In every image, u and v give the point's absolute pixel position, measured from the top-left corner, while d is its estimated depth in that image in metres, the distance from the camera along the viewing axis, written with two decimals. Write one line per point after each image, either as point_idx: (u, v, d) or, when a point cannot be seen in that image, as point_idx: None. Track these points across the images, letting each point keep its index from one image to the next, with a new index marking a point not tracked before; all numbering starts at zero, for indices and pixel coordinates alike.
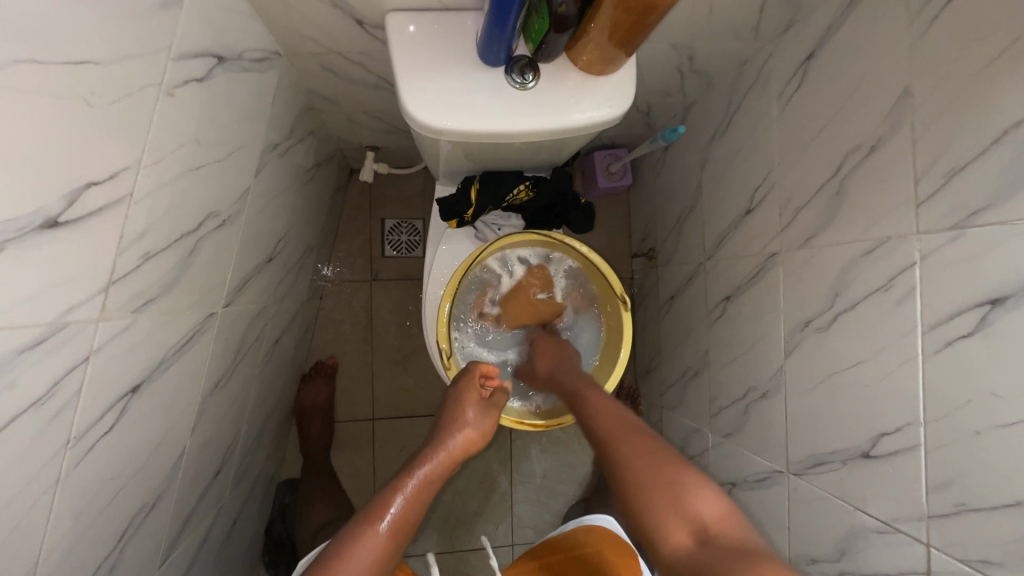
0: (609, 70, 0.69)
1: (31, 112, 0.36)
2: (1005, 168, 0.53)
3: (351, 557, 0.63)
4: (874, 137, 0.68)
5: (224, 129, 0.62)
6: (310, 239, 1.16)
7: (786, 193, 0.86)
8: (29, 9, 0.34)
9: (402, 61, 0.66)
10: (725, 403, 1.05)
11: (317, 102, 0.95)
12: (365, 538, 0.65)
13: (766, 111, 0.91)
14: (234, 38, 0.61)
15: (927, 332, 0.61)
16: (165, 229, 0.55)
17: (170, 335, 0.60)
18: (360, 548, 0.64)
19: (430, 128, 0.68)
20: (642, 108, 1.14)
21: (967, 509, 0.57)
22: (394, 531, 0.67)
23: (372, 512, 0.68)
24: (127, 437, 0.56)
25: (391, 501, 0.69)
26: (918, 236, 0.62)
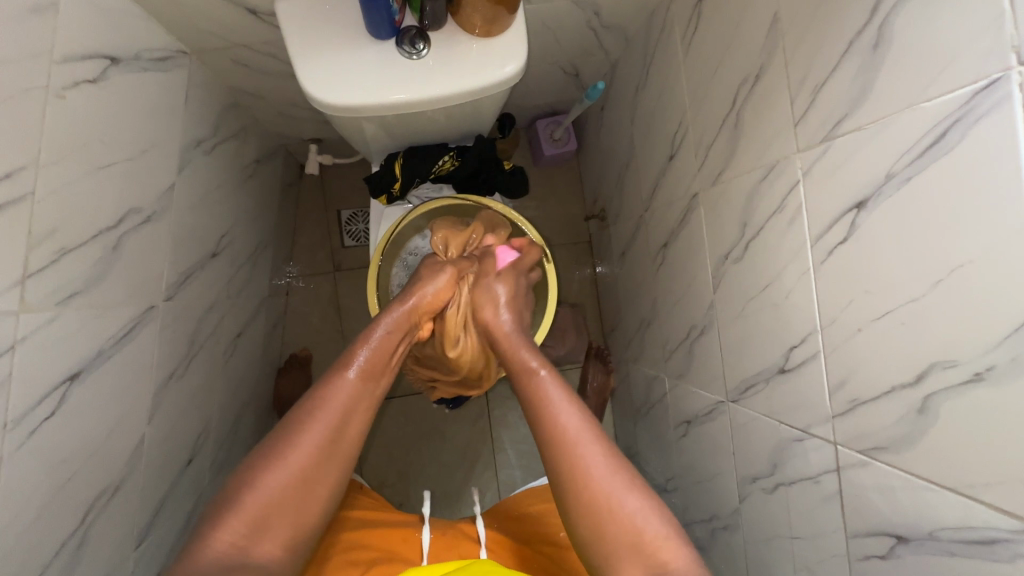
0: (496, 31, 0.72)
1: None
2: (853, 78, 0.56)
3: (326, 402, 0.68)
4: (757, 66, 0.71)
5: (131, 128, 0.66)
6: (262, 234, 1.20)
7: (697, 133, 0.89)
8: None
9: (295, 46, 0.69)
10: (674, 345, 1.10)
11: (243, 98, 0.98)
12: (339, 386, 0.70)
13: (672, 56, 0.93)
14: (125, 39, 0.64)
15: (814, 244, 0.65)
16: (81, 225, 0.59)
17: (105, 326, 0.65)
18: (335, 393, 0.69)
19: (333, 107, 0.71)
20: (568, 69, 1.17)
21: (858, 403, 0.61)
22: (368, 374, 0.72)
23: (345, 361, 0.72)
24: (72, 424, 0.61)
25: (358, 351, 0.73)
26: (798, 154, 0.66)
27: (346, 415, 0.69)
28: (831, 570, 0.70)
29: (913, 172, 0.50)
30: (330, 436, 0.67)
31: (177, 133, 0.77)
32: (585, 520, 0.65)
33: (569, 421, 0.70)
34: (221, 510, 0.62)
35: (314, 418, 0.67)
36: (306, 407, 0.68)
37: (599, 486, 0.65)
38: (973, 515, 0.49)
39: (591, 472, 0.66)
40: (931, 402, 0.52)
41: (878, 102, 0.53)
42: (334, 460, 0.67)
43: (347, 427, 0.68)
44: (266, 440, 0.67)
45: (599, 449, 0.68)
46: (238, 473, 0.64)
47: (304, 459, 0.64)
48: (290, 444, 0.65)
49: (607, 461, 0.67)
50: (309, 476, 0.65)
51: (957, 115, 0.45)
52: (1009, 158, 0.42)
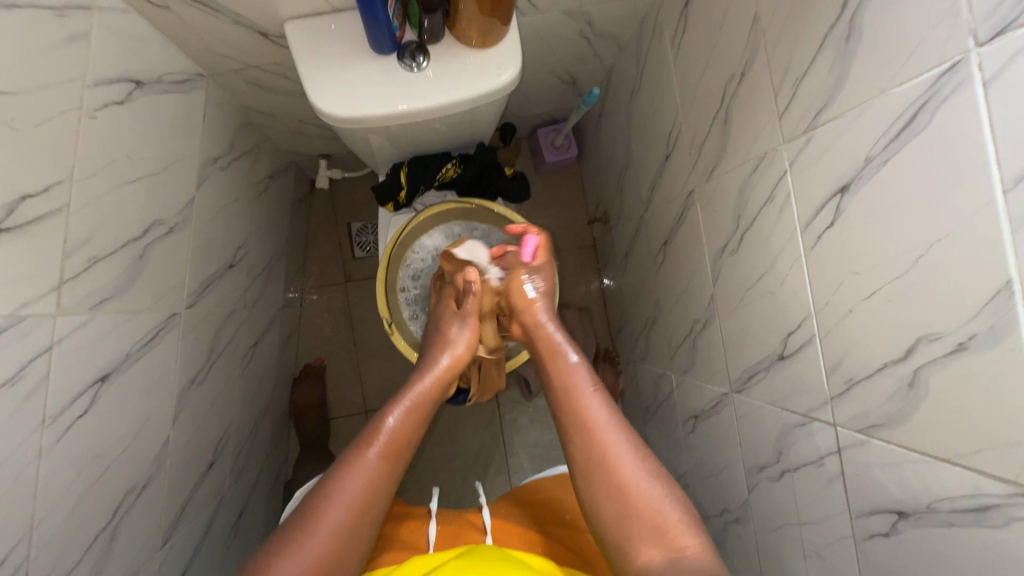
0: (491, 42, 0.76)
1: None
2: (829, 69, 0.59)
3: (346, 485, 0.67)
4: (742, 64, 0.74)
5: (154, 146, 0.71)
6: (275, 247, 1.25)
7: (690, 132, 0.92)
8: None
9: (303, 63, 0.74)
10: (678, 341, 1.11)
11: (255, 117, 1.04)
12: (360, 465, 0.69)
13: (663, 60, 0.97)
14: (148, 63, 0.70)
15: (804, 230, 0.67)
16: (110, 235, 0.63)
17: (132, 330, 0.69)
18: (355, 472, 0.68)
19: (340, 118, 0.75)
20: (564, 77, 1.21)
21: (854, 382, 0.63)
22: (389, 451, 0.71)
23: (366, 437, 0.72)
24: (104, 423, 0.65)
25: (379, 427, 0.73)
26: (785, 145, 0.68)
27: (365, 498, 0.67)
28: (839, 552, 0.70)
29: (890, 154, 0.53)
30: (351, 521, 0.65)
31: (196, 150, 0.82)
32: (602, 501, 0.68)
33: (596, 408, 0.74)
34: None
35: (334, 498, 0.66)
36: (325, 487, 0.67)
37: (623, 466, 0.69)
38: (968, 483, 0.50)
39: (614, 457, 0.69)
40: (920, 376, 0.53)
41: (854, 90, 0.56)
42: (353, 548, 0.65)
43: (366, 514, 0.67)
44: (280, 527, 0.65)
45: (620, 433, 0.72)
46: (254, 557, 0.63)
47: (326, 544, 0.63)
48: (308, 529, 0.63)
49: (631, 445, 0.71)
50: (329, 567, 0.63)
51: (926, 97, 0.48)
52: (975, 135, 0.44)
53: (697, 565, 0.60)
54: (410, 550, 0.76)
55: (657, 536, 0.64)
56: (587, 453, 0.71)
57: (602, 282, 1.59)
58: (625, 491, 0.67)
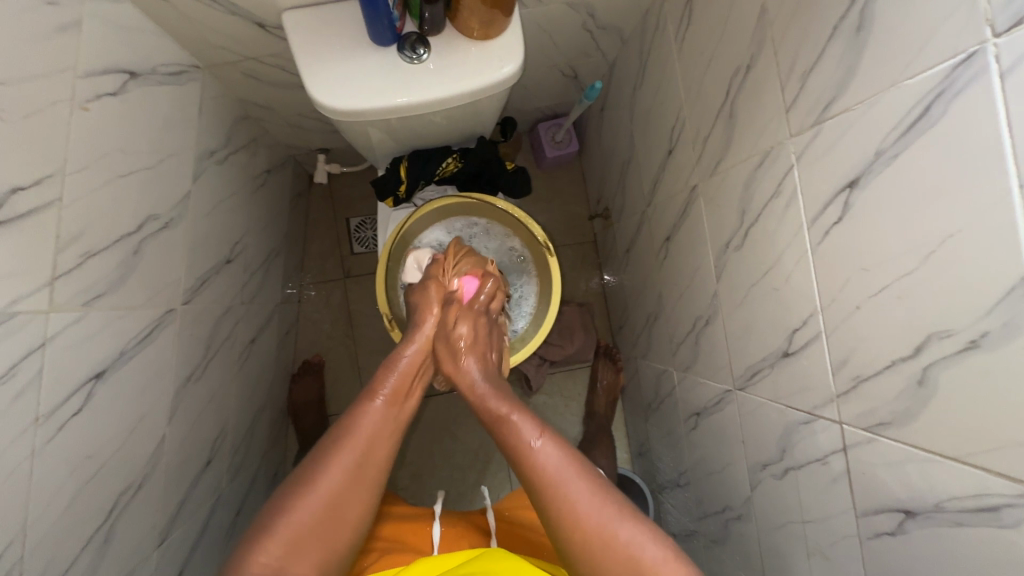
0: (493, 34, 0.75)
1: None
2: (839, 61, 0.58)
3: (357, 427, 0.70)
4: (748, 57, 0.73)
5: (148, 138, 0.69)
6: (273, 242, 1.23)
7: (694, 127, 0.91)
8: None
9: (301, 55, 0.72)
10: (680, 338, 1.10)
11: (253, 110, 1.02)
12: (370, 410, 0.72)
13: (667, 53, 0.95)
14: (143, 54, 0.68)
15: (811, 226, 0.66)
16: (104, 230, 0.62)
17: (127, 327, 0.67)
18: (365, 418, 0.71)
19: (339, 111, 0.74)
20: (566, 71, 1.20)
21: (861, 380, 0.62)
22: (395, 396, 0.75)
23: (375, 385, 0.75)
24: (98, 420, 0.63)
25: (385, 377, 0.76)
26: (792, 139, 0.67)
27: (375, 437, 0.70)
28: (844, 551, 0.70)
29: (901, 148, 0.52)
30: (361, 459, 0.68)
31: (192, 144, 0.81)
32: (573, 550, 0.65)
33: (548, 458, 0.69)
34: (256, 537, 0.61)
35: (346, 440, 0.68)
36: (337, 432, 0.70)
37: (592, 525, 0.64)
38: (977, 482, 0.50)
39: (578, 516, 0.65)
40: (929, 374, 0.53)
41: (865, 82, 0.55)
42: (365, 485, 0.67)
43: (376, 450, 0.70)
44: (285, 479, 0.66)
45: (581, 490, 0.67)
46: (260, 514, 0.63)
47: (338, 483, 0.65)
48: (320, 464, 0.66)
49: (592, 497, 0.66)
50: (339, 501, 0.65)
51: (938, 90, 0.47)
52: (989, 129, 0.43)
53: None
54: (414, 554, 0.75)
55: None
56: (546, 506, 0.67)
57: (603, 278, 1.57)
58: (594, 547, 0.64)
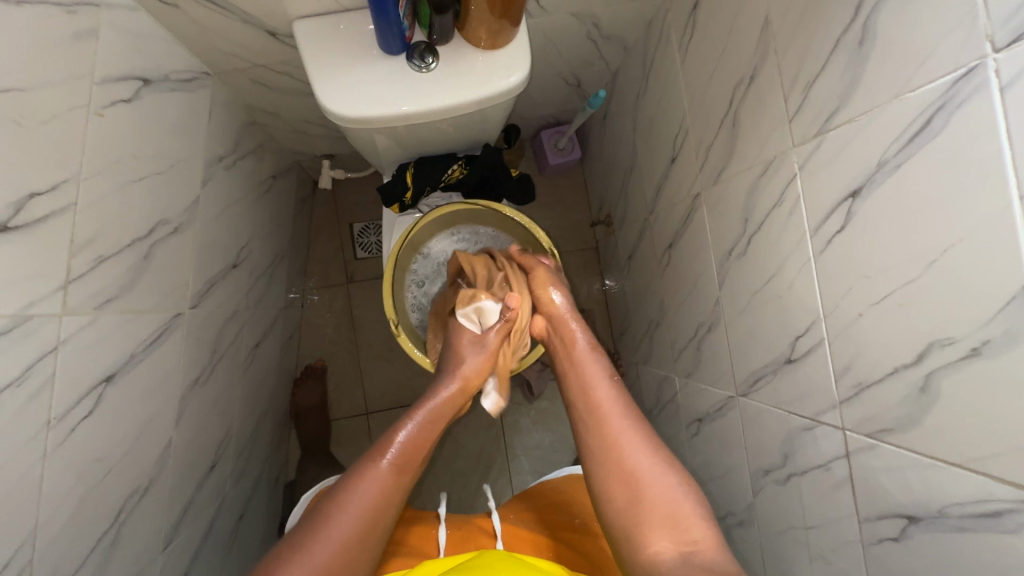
0: (500, 44, 0.76)
1: None
2: (842, 73, 0.59)
3: (357, 494, 0.67)
4: (751, 67, 0.74)
5: (160, 144, 0.70)
6: (278, 247, 1.24)
7: (697, 135, 0.92)
8: None
9: (311, 63, 0.73)
10: (682, 344, 1.11)
11: (260, 116, 1.03)
12: (375, 472, 0.70)
13: (670, 62, 0.97)
14: (156, 62, 0.69)
15: (813, 234, 0.67)
16: (116, 234, 0.63)
17: (136, 330, 0.68)
18: (368, 482, 0.69)
19: (349, 118, 0.75)
20: (570, 79, 1.21)
21: (864, 387, 0.63)
22: (401, 463, 0.72)
23: (381, 446, 0.73)
24: (107, 423, 0.64)
25: (394, 437, 0.74)
26: (795, 149, 0.68)
27: (376, 508, 0.67)
28: (846, 557, 0.70)
29: (903, 159, 0.53)
30: (360, 531, 0.65)
31: (201, 149, 0.82)
32: (612, 490, 0.68)
33: (606, 394, 0.77)
34: None
35: (345, 508, 0.65)
36: (334, 499, 0.67)
37: (631, 454, 0.70)
38: (979, 488, 0.50)
39: (625, 444, 0.71)
40: (931, 381, 0.53)
41: (867, 94, 0.56)
42: (360, 556, 0.64)
43: (377, 519, 0.67)
44: (280, 542, 0.64)
45: (635, 425, 0.73)
46: (259, 566, 0.61)
47: (334, 552, 0.62)
48: (315, 537, 0.62)
49: (642, 435, 0.72)
50: (336, 571, 0.61)
51: (939, 104, 0.48)
52: (988, 142, 0.44)
53: (710, 560, 0.58)
54: (420, 559, 0.75)
55: (671, 524, 0.63)
56: (597, 440, 0.73)
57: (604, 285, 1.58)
58: (638, 480, 0.67)
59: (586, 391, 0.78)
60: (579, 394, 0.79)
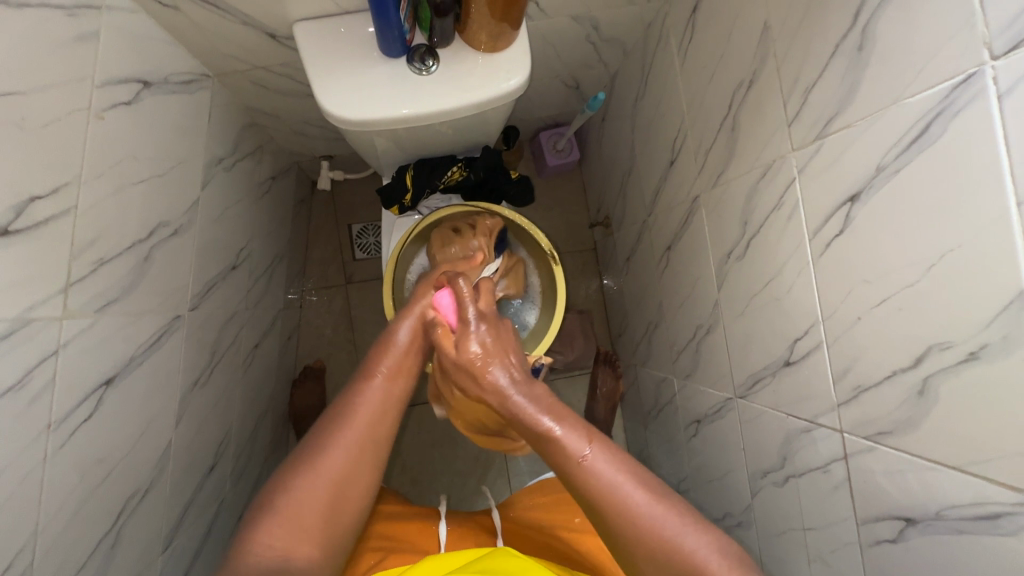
0: (500, 46, 0.76)
1: None
2: (841, 78, 0.59)
3: (354, 406, 0.68)
4: (751, 71, 0.75)
5: (160, 146, 0.70)
6: (276, 248, 1.24)
7: (696, 138, 0.93)
8: None
9: (311, 65, 0.73)
10: (681, 345, 1.11)
11: (259, 118, 1.03)
12: (370, 389, 0.70)
13: (669, 65, 0.97)
14: (157, 64, 0.69)
15: (812, 238, 0.67)
16: (116, 237, 0.63)
17: (136, 333, 0.68)
18: (365, 397, 0.69)
19: (350, 121, 0.75)
20: (569, 81, 1.22)
21: (862, 390, 0.63)
22: (394, 372, 0.72)
23: (373, 364, 0.73)
24: (108, 427, 0.64)
25: (383, 358, 0.73)
26: (794, 153, 0.69)
27: (376, 416, 0.68)
28: (845, 558, 0.71)
29: (902, 164, 0.53)
30: (361, 438, 0.66)
31: (201, 151, 0.81)
32: (643, 560, 0.61)
33: (604, 471, 0.62)
34: (259, 511, 0.62)
35: (344, 421, 0.66)
36: (332, 412, 0.68)
37: (660, 535, 0.60)
38: (977, 490, 0.51)
39: (640, 522, 0.60)
40: (930, 384, 0.54)
41: (866, 99, 0.56)
42: (368, 460, 0.66)
43: (379, 424, 0.68)
44: (292, 453, 0.67)
45: (642, 492, 0.62)
46: (272, 479, 0.65)
47: (342, 461, 0.64)
48: (319, 448, 0.65)
49: (647, 496, 0.62)
50: (345, 478, 0.64)
51: (938, 109, 0.48)
52: (987, 147, 0.45)
53: None
54: (420, 554, 0.75)
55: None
56: (602, 515, 0.62)
57: (603, 283, 1.58)
58: (671, 562, 0.60)
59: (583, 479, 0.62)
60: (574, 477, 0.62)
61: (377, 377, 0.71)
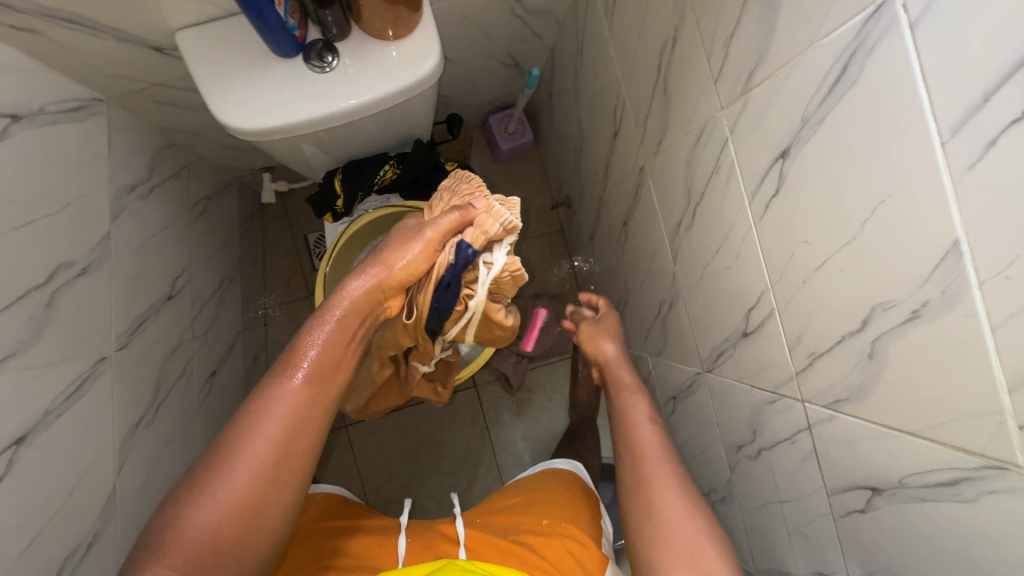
0: (405, 31, 0.70)
1: None
2: (756, 24, 0.54)
3: (267, 417, 0.64)
4: (672, 28, 0.69)
5: (47, 184, 0.65)
6: (224, 269, 1.19)
7: (633, 106, 0.87)
8: None
9: (201, 75, 0.68)
10: (649, 322, 1.07)
11: (177, 137, 0.98)
12: (281, 397, 0.65)
13: (599, 30, 0.91)
14: (30, 95, 0.64)
15: (752, 200, 0.63)
16: (3, 289, 0.59)
17: (48, 385, 0.64)
18: (277, 406, 0.64)
19: (253, 132, 0.70)
20: (506, 60, 1.16)
21: (817, 357, 0.59)
22: (316, 377, 0.68)
23: (291, 363, 0.68)
24: (28, 488, 0.61)
25: (303, 355, 0.68)
26: (723, 111, 0.64)
27: (294, 429, 0.64)
28: (821, 531, 0.68)
29: (825, 112, 0.48)
30: (273, 456, 0.62)
31: (104, 182, 0.77)
32: (640, 522, 0.63)
33: (651, 440, 0.71)
34: (149, 545, 0.57)
35: (251, 438, 0.62)
36: (241, 424, 0.64)
37: (664, 496, 0.63)
38: (936, 454, 0.47)
39: (661, 482, 0.64)
40: (878, 346, 0.50)
41: (783, 43, 0.51)
42: (283, 479, 0.63)
43: (294, 444, 0.64)
44: (205, 454, 0.63)
45: (676, 467, 0.67)
46: (177, 494, 0.60)
47: (244, 483, 0.60)
48: (222, 471, 0.60)
49: (678, 474, 0.66)
50: (252, 502, 0.60)
51: (853, 47, 0.44)
52: (906, 85, 0.40)
53: None
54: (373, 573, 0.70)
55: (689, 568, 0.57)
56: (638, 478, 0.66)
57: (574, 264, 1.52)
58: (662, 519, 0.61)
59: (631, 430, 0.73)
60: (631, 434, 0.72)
61: (294, 382, 0.66)
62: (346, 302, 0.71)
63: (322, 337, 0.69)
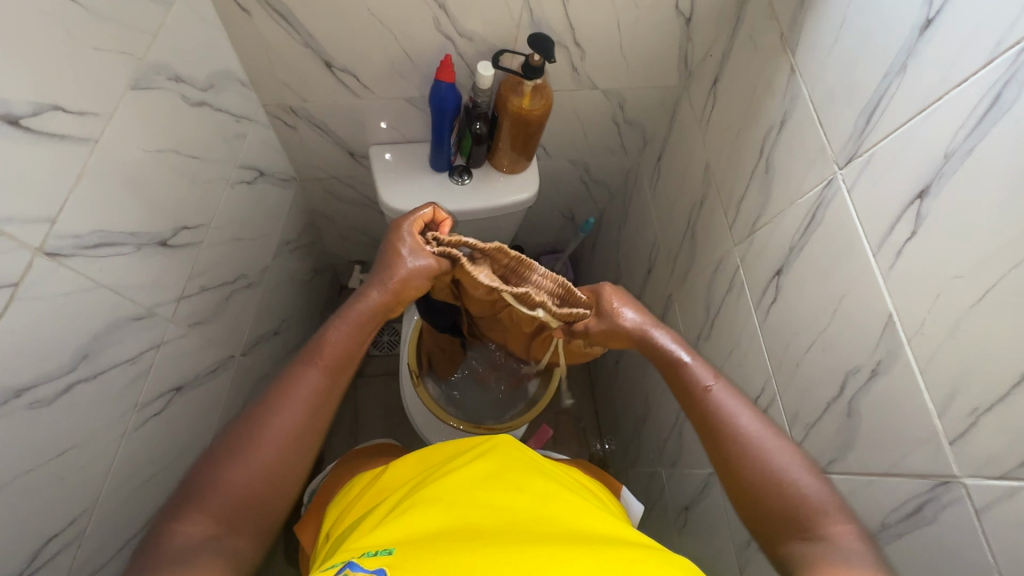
0: (518, 168, 1.03)
1: (170, 175, 0.66)
2: (759, 192, 0.84)
3: (294, 395, 0.63)
4: (701, 195, 1.01)
5: (255, 221, 0.92)
6: (305, 332, 1.39)
7: (666, 248, 1.17)
8: (184, 134, 0.68)
9: (378, 174, 1.00)
10: (666, 433, 1.21)
11: (318, 220, 1.28)
12: (303, 379, 0.64)
13: (643, 198, 1.26)
14: (269, 166, 0.95)
15: (757, 308, 0.86)
16: (214, 275, 0.81)
17: (205, 357, 0.82)
18: (300, 388, 0.64)
19: (399, 212, 0.98)
20: (567, 214, 1.51)
21: (811, 426, 0.75)
22: (333, 367, 0.66)
23: (310, 352, 0.67)
24: (164, 430, 0.74)
25: (322, 343, 0.67)
26: (736, 248, 0.91)
27: (318, 407, 0.64)
28: None
29: (804, 242, 0.75)
30: (301, 432, 0.62)
31: (278, 233, 1.04)
32: (742, 499, 0.61)
33: (742, 421, 0.64)
34: (178, 510, 0.54)
35: (278, 414, 0.62)
36: (266, 403, 0.62)
37: (759, 463, 0.61)
38: (904, 487, 0.61)
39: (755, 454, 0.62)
40: (853, 404, 0.67)
41: (775, 202, 0.80)
42: (304, 456, 0.62)
43: (317, 421, 0.64)
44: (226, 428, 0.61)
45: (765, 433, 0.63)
46: (208, 459, 0.59)
47: (277, 451, 0.60)
48: (253, 440, 0.59)
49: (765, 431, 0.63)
50: (279, 470, 0.59)
51: (817, 204, 0.72)
52: (850, 223, 0.66)
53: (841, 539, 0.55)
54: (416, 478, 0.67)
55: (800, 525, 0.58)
56: (727, 457, 0.63)
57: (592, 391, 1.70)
58: (765, 487, 0.60)
59: (714, 419, 0.66)
60: (713, 419, 0.66)
61: (314, 368, 0.66)
62: (362, 307, 0.70)
63: (341, 330, 0.69)
